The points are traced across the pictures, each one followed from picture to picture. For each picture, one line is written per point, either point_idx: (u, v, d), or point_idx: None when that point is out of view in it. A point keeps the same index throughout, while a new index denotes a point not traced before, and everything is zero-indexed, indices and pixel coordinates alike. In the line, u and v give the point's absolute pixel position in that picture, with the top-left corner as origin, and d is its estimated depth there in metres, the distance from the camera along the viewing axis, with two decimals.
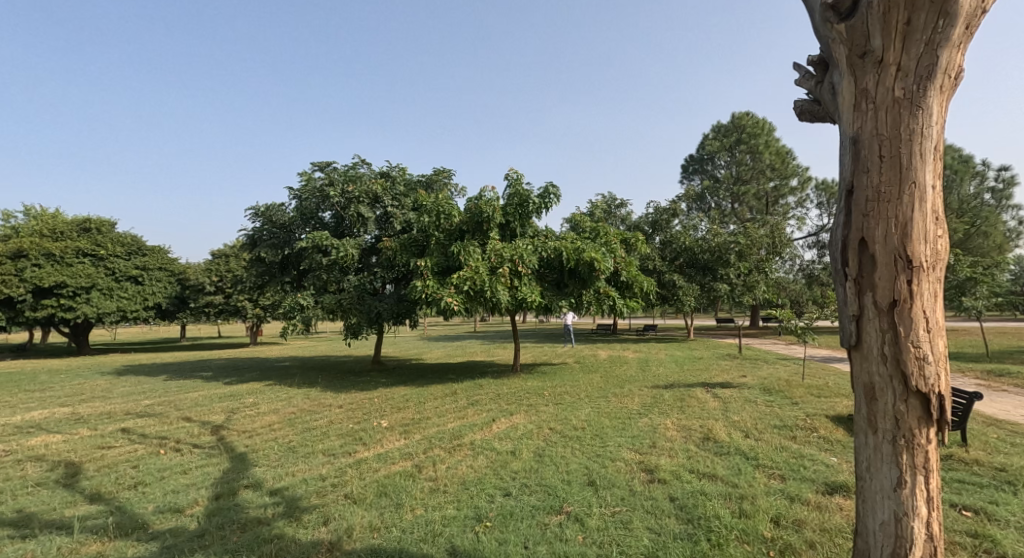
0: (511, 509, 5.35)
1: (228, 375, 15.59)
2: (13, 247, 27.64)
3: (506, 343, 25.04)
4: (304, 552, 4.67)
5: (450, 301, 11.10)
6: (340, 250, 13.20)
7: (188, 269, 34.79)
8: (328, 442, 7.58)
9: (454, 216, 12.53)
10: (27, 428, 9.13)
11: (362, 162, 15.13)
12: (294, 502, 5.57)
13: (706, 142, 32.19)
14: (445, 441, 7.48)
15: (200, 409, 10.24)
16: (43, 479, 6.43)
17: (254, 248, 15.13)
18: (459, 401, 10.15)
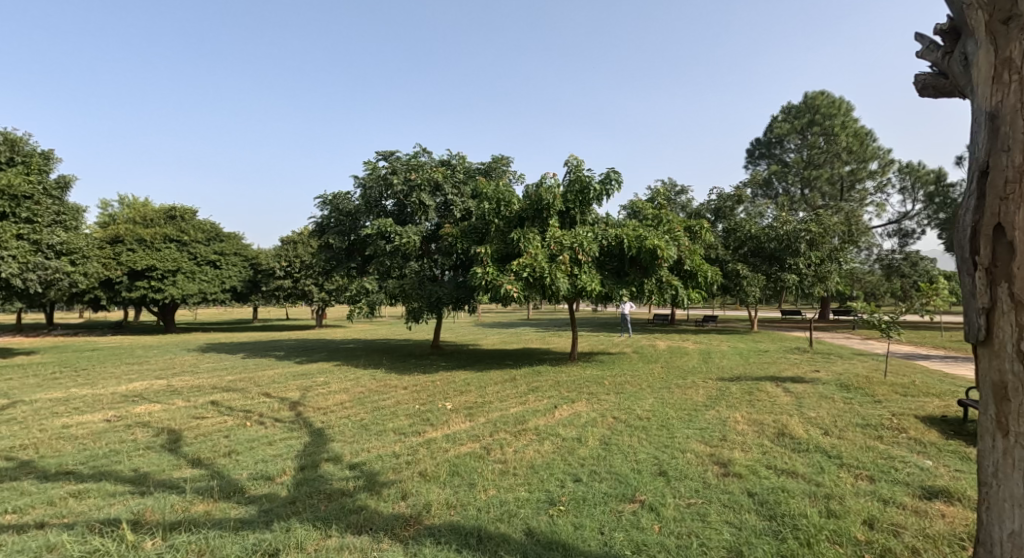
0: (583, 494, 5.35)
1: (298, 355, 16.31)
2: (107, 233, 30.46)
3: (562, 331, 24.99)
4: (388, 524, 4.84)
5: (510, 288, 11.08)
6: (402, 237, 13.46)
7: (260, 254, 36.09)
8: (398, 422, 7.79)
9: (513, 204, 12.43)
10: (130, 397, 9.90)
11: (424, 151, 15.33)
12: (373, 476, 5.77)
13: (775, 124, 30.81)
14: (509, 425, 7.54)
15: (278, 386, 10.78)
16: (151, 443, 6.96)
17: (322, 235, 15.76)
18: (520, 386, 10.21)
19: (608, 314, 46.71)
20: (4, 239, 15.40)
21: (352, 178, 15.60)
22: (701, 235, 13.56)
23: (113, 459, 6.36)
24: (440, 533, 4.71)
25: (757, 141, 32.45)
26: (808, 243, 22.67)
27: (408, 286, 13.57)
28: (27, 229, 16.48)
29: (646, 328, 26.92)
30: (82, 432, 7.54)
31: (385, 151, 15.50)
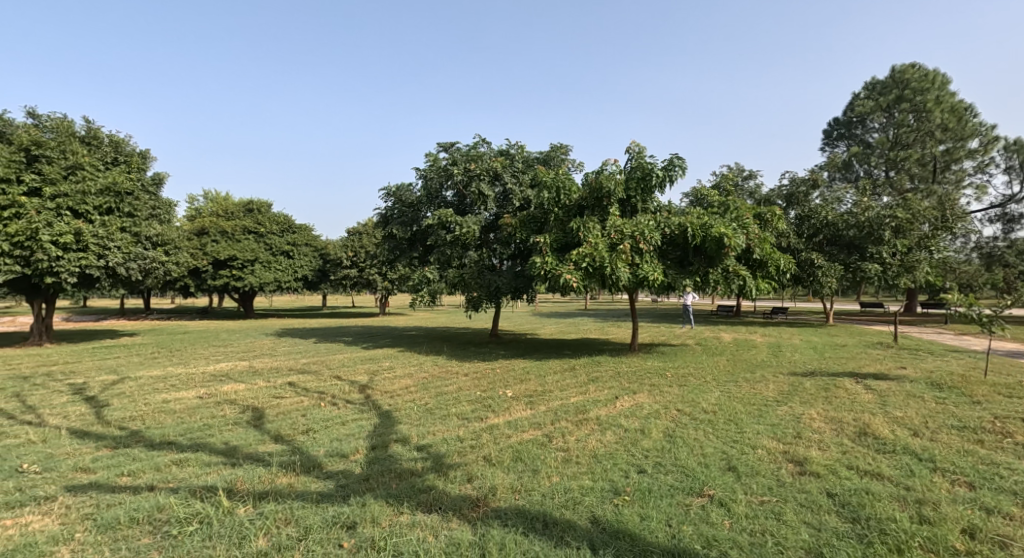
0: (647, 485, 5.33)
1: (365, 341, 16.87)
2: (194, 225, 32.93)
3: (623, 322, 24.74)
4: (456, 504, 4.98)
5: (569, 278, 11.02)
6: (463, 227, 13.62)
7: (329, 245, 37.35)
8: (461, 407, 7.96)
9: (573, 192, 12.36)
10: (217, 376, 10.55)
11: (483, 141, 15.39)
12: (440, 458, 5.95)
13: (857, 102, 29.28)
14: (570, 414, 7.57)
15: (347, 370, 11.23)
16: (238, 418, 7.41)
17: (386, 226, 16.15)
18: (580, 376, 10.21)
19: (671, 305, 45.85)
20: (108, 231, 16.71)
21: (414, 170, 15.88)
22: (772, 223, 13.05)
23: (205, 432, 6.81)
24: (507, 515, 4.81)
25: (837, 120, 30.90)
26: (894, 230, 21.53)
27: (468, 276, 13.76)
28: (129, 222, 17.71)
29: (710, 320, 26.25)
30: (178, 406, 8.11)
31: (446, 142, 15.67)
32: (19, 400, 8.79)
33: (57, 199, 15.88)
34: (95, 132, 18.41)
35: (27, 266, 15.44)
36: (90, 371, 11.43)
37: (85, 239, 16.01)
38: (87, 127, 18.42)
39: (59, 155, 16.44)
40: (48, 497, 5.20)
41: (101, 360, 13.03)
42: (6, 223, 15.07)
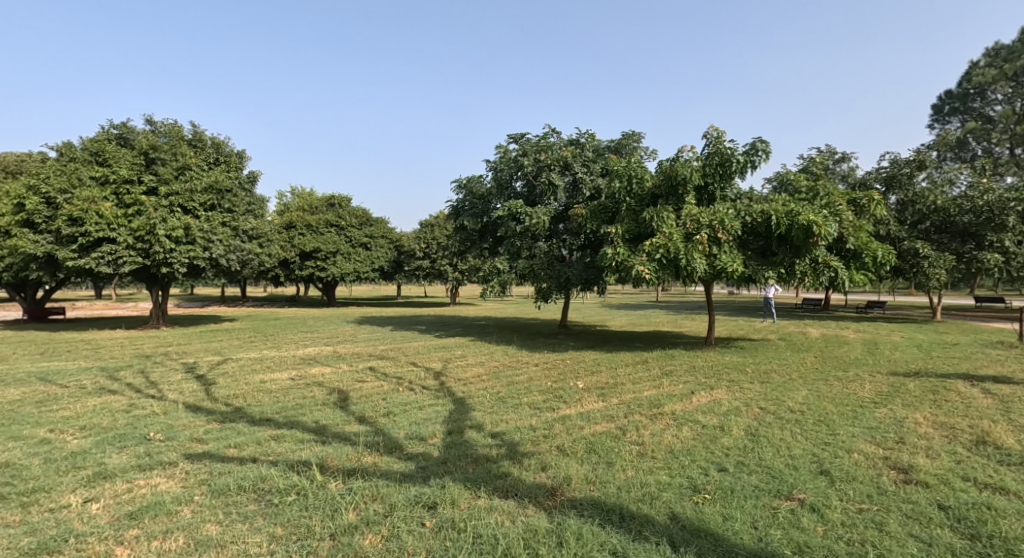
0: (729, 484, 5.22)
1: (438, 330, 17.29)
2: (283, 220, 34.47)
3: (700, 314, 24.12)
4: (531, 492, 5.06)
5: (641, 270, 10.84)
6: (532, 218, 13.58)
7: (404, 237, 38.36)
8: (533, 396, 8.04)
9: (645, 180, 12.13)
10: (306, 360, 11.15)
11: (554, 131, 15.31)
12: (514, 445, 6.05)
13: (976, 72, 27.17)
14: (644, 408, 7.49)
15: (422, 357, 11.59)
16: (326, 399, 7.81)
17: (458, 218, 16.42)
18: (653, 369, 10.08)
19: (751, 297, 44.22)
20: (212, 226, 17.85)
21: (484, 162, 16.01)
22: (869, 209, 12.31)
23: (298, 411, 7.22)
24: (583, 506, 4.85)
25: (951, 93, 28.93)
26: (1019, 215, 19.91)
27: (538, 267, 13.80)
28: (230, 218, 18.91)
29: (793, 314, 25.17)
30: (274, 386, 8.64)
31: (516, 133, 15.71)
32: (140, 376, 9.64)
33: (171, 198, 17.32)
34: (200, 135, 19.74)
35: (147, 257, 16.91)
36: (197, 351, 12.35)
37: (194, 233, 17.19)
38: (194, 131, 19.78)
39: (170, 156, 17.84)
40: (169, 463, 5.68)
41: (206, 343, 14.02)
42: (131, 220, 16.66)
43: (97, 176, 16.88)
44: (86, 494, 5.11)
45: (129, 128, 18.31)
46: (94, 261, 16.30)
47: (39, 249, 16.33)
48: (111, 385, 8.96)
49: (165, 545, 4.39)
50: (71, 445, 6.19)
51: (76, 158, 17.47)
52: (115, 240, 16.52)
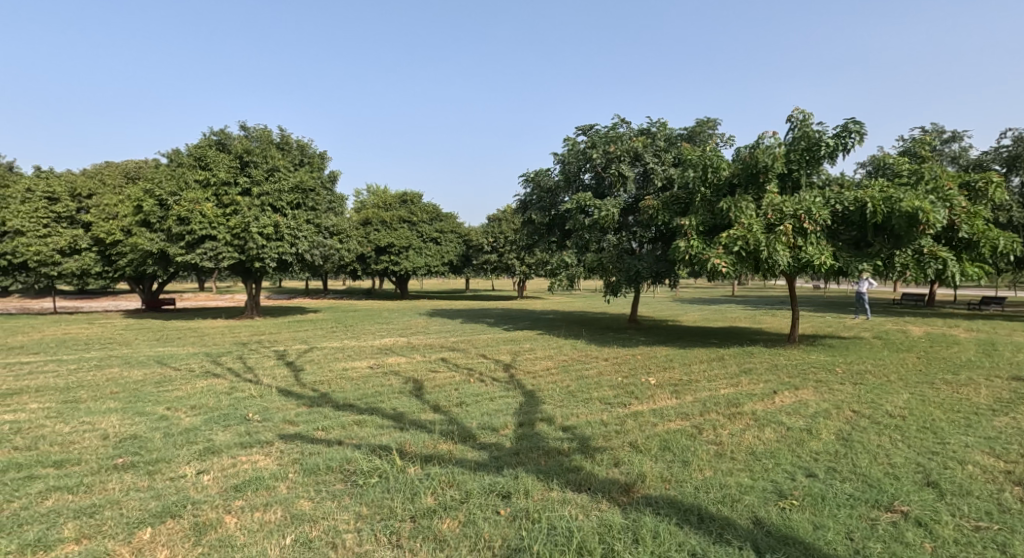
0: (819, 491, 5.02)
1: (507, 323, 17.48)
2: (360, 216, 36.18)
3: (779, 309, 23.22)
4: (605, 487, 5.06)
5: (717, 263, 10.57)
6: (600, 210, 13.43)
7: (473, 232, 38.82)
8: (603, 391, 8.01)
9: (722, 169, 11.75)
10: (383, 350, 11.56)
11: (623, 121, 15.09)
12: (586, 440, 6.06)
13: None
14: (721, 407, 7.32)
15: (492, 349, 11.77)
16: (402, 388, 8.08)
17: (526, 211, 16.51)
18: (731, 367, 9.81)
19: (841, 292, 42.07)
20: (298, 223, 18.73)
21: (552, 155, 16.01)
22: (987, 193, 11.44)
23: (378, 398, 7.52)
24: (659, 504, 4.81)
25: None
26: None
27: (607, 260, 13.66)
28: (314, 216, 19.78)
29: (889, 309, 23.81)
30: (354, 374, 9.03)
31: (584, 125, 15.60)
32: (238, 361, 10.32)
33: (262, 198, 18.32)
34: (287, 138, 20.77)
35: (242, 253, 17.98)
36: (287, 340, 13.05)
37: (282, 230, 18.13)
38: (281, 134, 20.80)
39: (262, 159, 18.90)
40: (266, 442, 6.05)
41: (293, 332, 14.77)
42: (228, 219, 17.71)
43: (199, 179, 18.12)
44: (198, 466, 5.51)
45: (227, 134, 19.54)
46: (198, 256, 17.52)
47: (155, 246, 18.16)
48: (214, 369, 9.63)
49: (266, 516, 4.66)
50: (184, 422, 6.71)
51: (184, 164, 18.92)
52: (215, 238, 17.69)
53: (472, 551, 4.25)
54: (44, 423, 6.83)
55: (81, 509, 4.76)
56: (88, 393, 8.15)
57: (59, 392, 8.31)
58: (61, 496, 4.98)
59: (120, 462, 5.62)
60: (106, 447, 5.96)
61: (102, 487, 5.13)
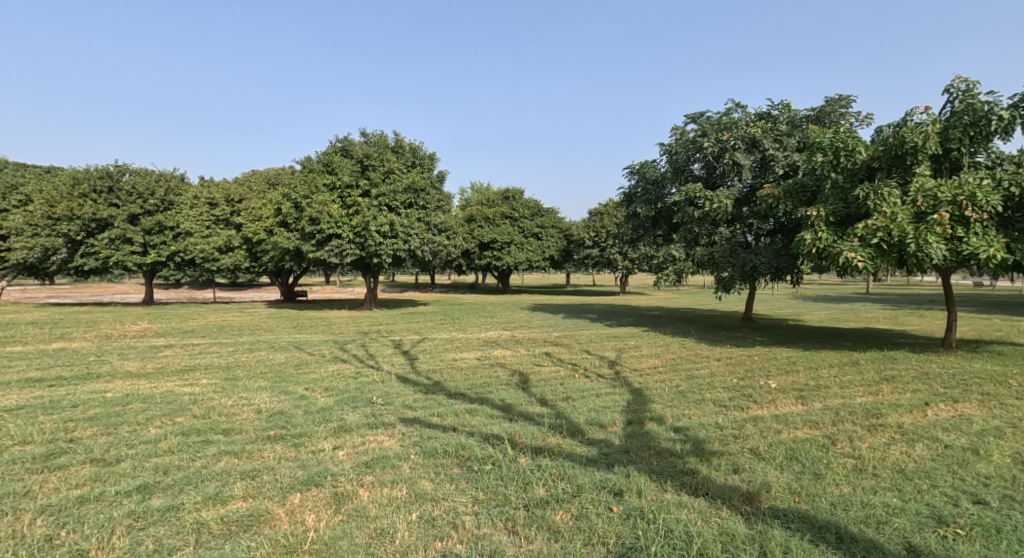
0: (992, 522, 4.49)
1: (610, 319, 17.27)
2: (464, 213, 37.08)
3: (924, 310, 21.16)
4: (725, 494, 4.85)
5: (852, 256, 9.84)
6: (713, 202, 12.86)
7: (573, 226, 38.68)
8: (717, 393, 7.70)
9: (858, 152, 10.85)
10: (489, 342, 11.81)
11: (738, 106, 14.43)
12: (700, 443, 5.84)
13: None
14: (859, 416, 6.78)
15: (595, 345, 11.69)
16: (509, 380, 8.20)
17: (630, 205, 16.23)
18: (869, 374, 9.07)
19: (997, 291, 37.58)
20: (410, 221, 19.46)
21: (659, 146, 15.67)
22: None
23: (486, 389, 7.69)
24: (789, 517, 4.53)
25: None
26: None
27: (719, 254, 13.09)
28: (427, 214, 20.50)
29: None
30: (463, 364, 9.30)
31: (694, 113, 15.07)
32: (361, 348, 10.94)
33: (380, 198, 19.29)
34: (400, 141, 21.65)
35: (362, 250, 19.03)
36: (401, 330, 13.67)
37: (397, 228, 18.95)
38: (396, 138, 21.73)
39: (379, 163, 19.96)
40: (390, 424, 6.36)
41: (407, 323, 15.41)
42: (351, 219, 18.78)
43: (327, 183, 19.35)
44: (334, 442, 5.89)
45: (350, 140, 20.71)
46: (326, 253, 18.74)
47: (292, 244, 19.14)
48: (341, 355, 10.27)
49: (393, 493, 4.89)
50: (320, 401, 7.20)
51: (313, 170, 20.42)
52: (340, 236, 18.85)
53: (586, 546, 4.23)
54: (211, 396, 7.61)
55: (246, 471, 5.23)
56: (244, 372, 8.97)
57: (221, 369, 9.23)
58: (230, 459, 5.50)
59: (272, 433, 6.12)
60: (260, 420, 6.54)
61: (259, 454, 5.61)
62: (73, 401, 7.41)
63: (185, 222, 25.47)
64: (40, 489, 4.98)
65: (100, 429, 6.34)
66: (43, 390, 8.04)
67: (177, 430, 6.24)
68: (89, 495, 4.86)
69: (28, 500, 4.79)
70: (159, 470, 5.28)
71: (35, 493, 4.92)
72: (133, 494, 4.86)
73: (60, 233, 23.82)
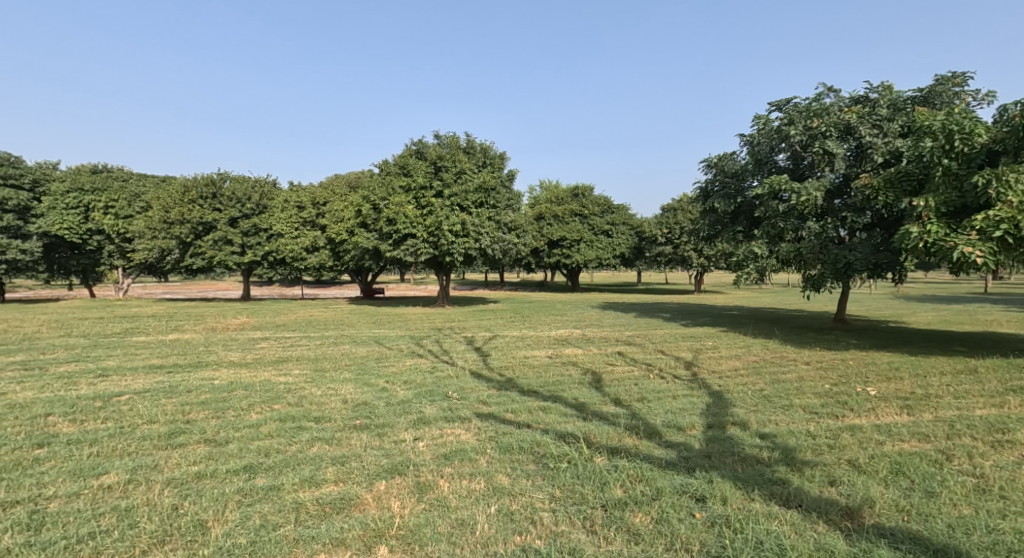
0: None
1: (685, 318, 16.85)
2: (534, 211, 37.14)
3: None
4: (820, 507, 4.58)
5: (969, 251, 9.11)
6: (800, 195, 12.21)
7: (644, 223, 37.98)
8: (807, 399, 7.31)
9: (978, 134, 9.88)
10: (561, 340, 11.75)
11: (829, 90, 13.69)
12: (790, 451, 5.56)
13: None
14: (977, 430, 6.22)
15: (670, 345, 11.41)
16: (581, 379, 8.11)
17: (707, 199, 15.76)
18: (987, 384, 8.34)
19: None
20: (481, 220, 19.62)
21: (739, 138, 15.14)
22: None
23: (559, 387, 7.65)
24: (896, 537, 4.22)
25: None
26: None
27: (808, 250, 12.45)
28: (498, 214, 20.61)
29: None
30: (536, 362, 9.29)
31: (779, 100, 14.43)
32: (436, 344, 11.13)
33: (452, 198, 19.56)
34: (472, 142, 21.91)
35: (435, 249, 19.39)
36: (474, 327, 13.84)
37: (468, 228, 19.15)
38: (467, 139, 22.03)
39: (452, 163, 20.25)
40: (465, 418, 6.42)
41: (479, 320, 15.59)
42: (425, 219, 19.17)
43: (403, 185, 19.86)
44: (415, 433, 6.00)
45: (424, 143, 21.16)
46: (402, 252, 19.28)
47: (369, 244, 20.12)
48: (418, 350, 10.49)
49: (472, 485, 4.92)
50: (399, 394, 7.37)
51: (390, 173, 21.06)
52: (415, 236, 19.28)
53: (668, 551, 4.12)
54: (303, 385, 7.94)
55: (336, 457, 5.41)
56: (330, 364, 9.33)
57: (310, 361, 9.64)
58: (322, 445, 5.71)
59: (357, 423, 6.32)
60: (346, 410, 6.75)
61: (347, 441, 5.80)
62: (187, 386, 7.94)
63: (277, 224, 26.91)
64: (164, 464, 5.34)
65: (211, 412, 6.75)
66: (161, 376, 8.67)
67: (275, 416, 6.55)
68: (206, 471, 5.16)
69: (157, 473, 5.16)
70: (262, 452, 5.55)
71: (160, 467, 5.28)
72: (241, 473, 5.13)
73: (173, 235, 25.75)
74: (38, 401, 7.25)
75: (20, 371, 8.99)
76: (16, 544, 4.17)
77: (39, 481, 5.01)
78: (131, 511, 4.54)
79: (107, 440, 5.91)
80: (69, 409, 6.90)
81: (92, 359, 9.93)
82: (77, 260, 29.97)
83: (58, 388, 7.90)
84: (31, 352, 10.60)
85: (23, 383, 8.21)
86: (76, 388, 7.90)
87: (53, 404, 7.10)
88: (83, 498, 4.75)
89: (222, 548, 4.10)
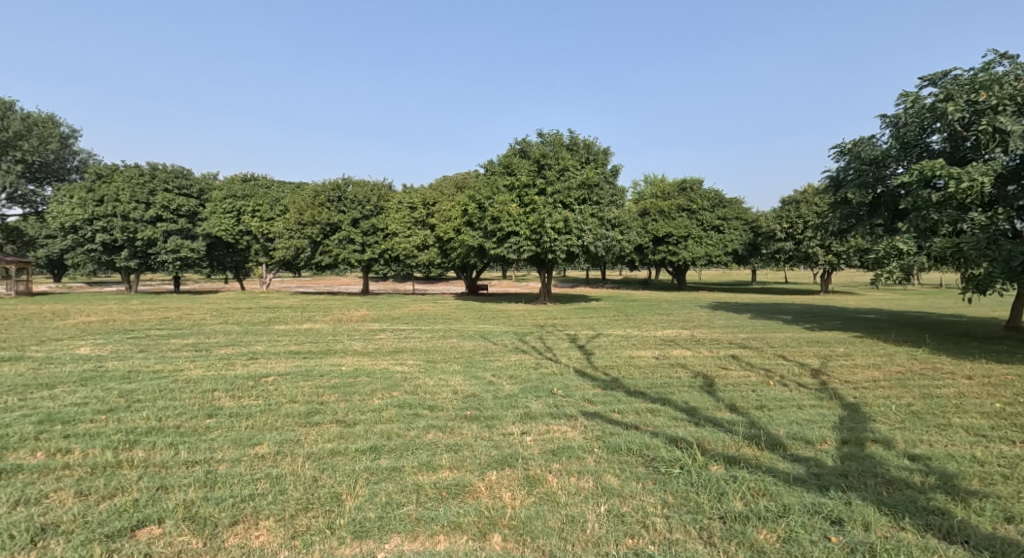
0: None
1: (808, 321, 15.71)
2: (639, 207, 36.29)
3: None
4: (996, 546, 4.01)
5: None
6: (961, 181, 10.93)
7: (760, 218, 35.94)
8: (969, 420, 6.49)
9: None
10: (667, 341, 11.30)
11: (1000, 58, 12.15)
12: (949, 477, 4.94)
13: None
14: None
15: (792, 350, 10.64)
16: (692, 382, 7.71)
17: (839, 190, 14.61)
18: None
19: None
20: (585, 217, 19.31)
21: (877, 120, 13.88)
22: None
23: (667, 389, 7.31)
24: None
25: None
26: None
27: (970, 247, 10.94)
28: (603, 210, 20.21)
29: None
30: (643, 362, 8.98)
31: (931, 74, 13.03)
32: (540, 341, 11.07)
33: (554, 196, 19.40)
34: (575, 138, 21.71)
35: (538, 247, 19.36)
36: (577, 325, 13.68)
37: (571, 225, 18.90)
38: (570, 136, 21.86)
39: (555, 161, 20.13)
40: (572, 416, 6.28)
41: (584, 318, 15.38)
42: (528, 217, 19.21)
43: (507, 183, 20.10)
44: (522, 427, 5.93)
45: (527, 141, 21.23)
46: (505, 250, 19.49)
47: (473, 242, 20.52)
48: (523, 346, 10.49)
49: (581, 483, 4.77)
50: (506, 388, 7.36)
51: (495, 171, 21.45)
52: (519, 234, 19.41)
53: None
54: (418, 375, 8.14)
55: (450, 445, 5.46)
56: (440, 356, 9.54)
57: (424, 352, 9.90)
58: (437, 432, 5.78)
59: (467, 414, 6.35)
60: (456, 401, 6.82)
61: (459, 431, 5.83)
62: (322, 370, 8.41)
63: (391, 223, 27.99)
64: (304, 439, 5.62)
65: (341, 395, 7.06)
66: (299, 359, 9.28)
67: (394, 402, 6.73)
68: (338, 448, 5.38)
69: (299, 446, 5.44)
70: (384, 435, 5.70)
71: (301, 441, 5.57)
72: (367, 453, 5.29)
73: (306, 235, 27.63)
74: (204, 377, 7.94)
75: (191, 351, 9.95)
76: (196, 498, 4.51)
77: (210, 446, 5.43)
78: (281, 478, 4.79)
79: (260, 414, 6.33)
80: (229, 386, 7.49)
81: (245, 343, 10.81)
82: (232, 258, 33.04)
83: (220, 367, 8.64)
84: (198, 335, 11.73)
85: (193, 361, 9.09)
86: (233, 367, 8.62)
87: (216, 380, 7.75)
88: (243, 463, 5.09)
89: (355, 520, 4.21)
